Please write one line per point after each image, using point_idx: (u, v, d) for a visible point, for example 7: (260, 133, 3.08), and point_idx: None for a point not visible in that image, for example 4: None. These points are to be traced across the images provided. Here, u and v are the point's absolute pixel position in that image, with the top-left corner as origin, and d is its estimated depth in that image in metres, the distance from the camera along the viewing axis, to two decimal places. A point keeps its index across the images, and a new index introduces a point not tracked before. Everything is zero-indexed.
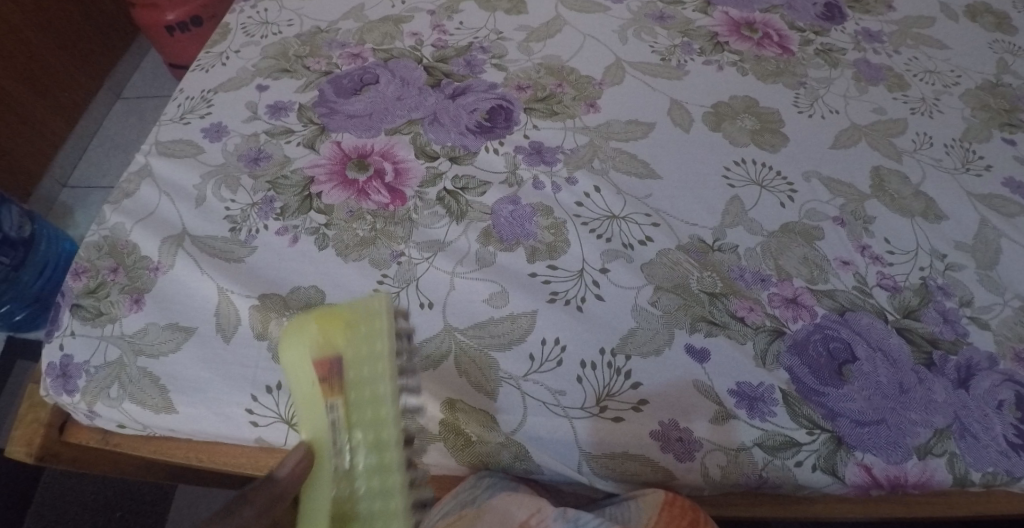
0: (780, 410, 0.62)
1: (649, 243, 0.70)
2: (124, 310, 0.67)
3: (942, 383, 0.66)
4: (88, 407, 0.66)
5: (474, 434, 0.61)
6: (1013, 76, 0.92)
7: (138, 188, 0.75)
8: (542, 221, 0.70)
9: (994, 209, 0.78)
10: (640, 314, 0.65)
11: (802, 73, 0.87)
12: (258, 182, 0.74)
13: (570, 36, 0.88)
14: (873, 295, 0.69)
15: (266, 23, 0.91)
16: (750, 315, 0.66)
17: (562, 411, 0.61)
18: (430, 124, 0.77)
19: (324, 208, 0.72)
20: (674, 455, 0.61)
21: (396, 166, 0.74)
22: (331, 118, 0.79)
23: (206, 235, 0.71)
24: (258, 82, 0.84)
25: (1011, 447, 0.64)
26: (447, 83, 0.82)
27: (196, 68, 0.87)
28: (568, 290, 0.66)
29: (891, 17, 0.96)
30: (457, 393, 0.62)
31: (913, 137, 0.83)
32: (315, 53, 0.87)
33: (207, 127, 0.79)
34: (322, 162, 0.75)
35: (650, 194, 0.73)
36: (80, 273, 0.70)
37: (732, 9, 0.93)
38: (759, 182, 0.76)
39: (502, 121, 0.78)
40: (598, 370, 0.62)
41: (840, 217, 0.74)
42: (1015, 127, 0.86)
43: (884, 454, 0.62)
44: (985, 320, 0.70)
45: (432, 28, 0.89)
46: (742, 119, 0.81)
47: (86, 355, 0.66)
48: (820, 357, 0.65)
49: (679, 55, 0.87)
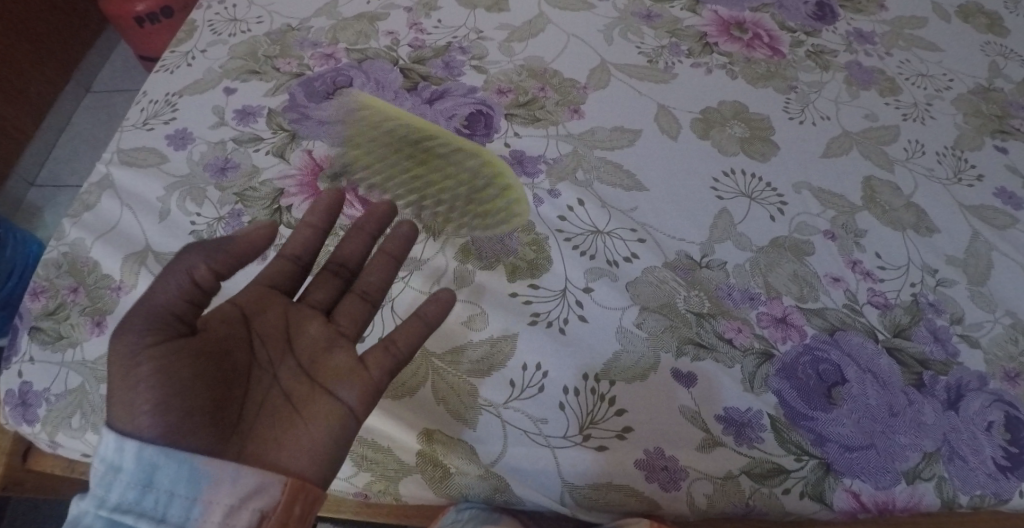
0: (767, 436, 0.60)
1: (635, 261, 0.67)
2: (85, 334, 0.63)
3: (931, 405, 0.64)
4: (49, 438, 0.62)
5: (453, 465, 0.59)
6: (1005, 80, 0.90)
7: (99, 200, 0.70)
8: (522, 237, 0.68)
9: (985, 221, 0.76)
10: (625, 336, 0.63)
11: (793, 76, 0.85)
12: (225, 194, 0.70)
13: (554, 36, 0.84)
14: (863, 313, 0.67)
15: (234, 20, 0.86)
16: (738, 336, 0.64)
17: (544, 441, 0.59)
18: (406, 132, 0.74)
19: (294, 223, 0.68)
20: (658, 484, 0.59)
21: (371, 178, 0.71)
22: (302, 124, 0.75)
23: (172, 252, 0.67)
24: (225, 84, 0.79)
25: (999, 469, 0.62)
26: (424, 87, 0.78)
27: (160, 69, 0.82)
28: (551, 311, 0.64)
29: (883, 17, 0.94)
30: (435, 422, 0.60)
31: (904, 145, 0.81)
32: (286, 53, 0.82)
33: (172, 134, 0.75)
34: (293, 172, 0.71)
35: (636, 206, 0.71)
36: (38, 293, 0.65)
37: (721, 8, 0.90)
38: (748, 194, 0.73)
39: (482, 129, 0.75)
40: (581, 396, 0.60)
41: (831, 231, 0.72)
42: (1007, 134, 0.84)
43: (874, 480, 0.60)
44: (976, 338, 0.68)
45: (409, 26, 0.85)
46: (732, 126, 0.78)
47: (45, 383, 0.62)
48: (810, 380, 0.63)
49: (667, 58, 0.84)
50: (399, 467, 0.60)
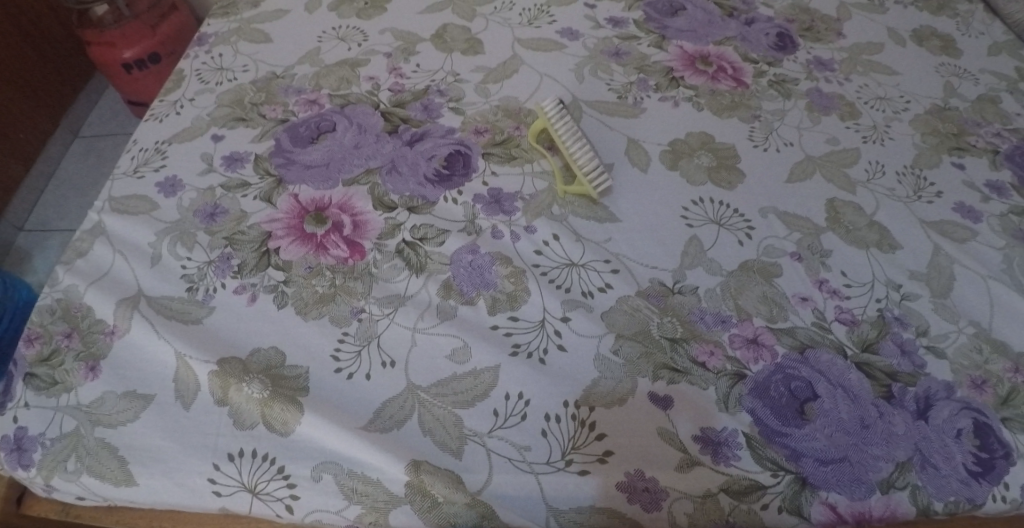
0: (744, 454, 0.63)
1: (609, 290, 0.71)
2: (79, 378, 0.65)
3: (902, 416, 0.66)
4: (44, 482, 0.63)
5: (440, 494, 0.61)
6: (960, 99, 0.93)
7: (91, 247, 0.73)
8: (501, 270, 0.71)
9: (946, 235, 0.79)
10: (603, 363, 0.67)
11: (757, 105, 0.89)
12: (215, 238, 0.73)
13: (528, 76, 0.88)
14: (831, 330, 0.70)
15: (221, 69, 0.90)
16: (711, 359, 0.68)
17: (528, 467, 0.62)
18: (388, 174, 0.77)
19: (282, 265, 0.71)
20: (641, 505, 0.61)
21: (355, 219, 0.74)
22: (288, 169, 0.78)
23: (163, 296, 0.69)
24: (213, 132, 0.82)
25: (970, 475, 0.65)
26: (405, 129, 0.82)
27: (149, 118, 0.85)
28: (531, 341, 0.67)
29: (841, 44, 0.98)
30: (423, 454, 0.62)
31: (865, 166, 0.84)
32: (271, 100, 0.86)
33: (162, 181, 0.78)
34: (280, 216, 0.74)
35: (610, 237, 0.74)
36: (33, 339, 0.68)
37: (686, 43, 0.94)
38: (716, 220, 0.77)
39: (461, 168, 0.78)
40: (563, 423, 0.63)
41: (797, 252, 0.75)
42: (964, 151, 0.87)
43: (849, 492, 0.63)
44: (941, 348, 0.71)
45: (388, 71, 0.89)
46: (699, 156, 0.82)
47: (41, 427, 0.64)
48: (782, 398, 0.66)
49: (636, 93, 0.88)
50: (388, 498, 0.61)
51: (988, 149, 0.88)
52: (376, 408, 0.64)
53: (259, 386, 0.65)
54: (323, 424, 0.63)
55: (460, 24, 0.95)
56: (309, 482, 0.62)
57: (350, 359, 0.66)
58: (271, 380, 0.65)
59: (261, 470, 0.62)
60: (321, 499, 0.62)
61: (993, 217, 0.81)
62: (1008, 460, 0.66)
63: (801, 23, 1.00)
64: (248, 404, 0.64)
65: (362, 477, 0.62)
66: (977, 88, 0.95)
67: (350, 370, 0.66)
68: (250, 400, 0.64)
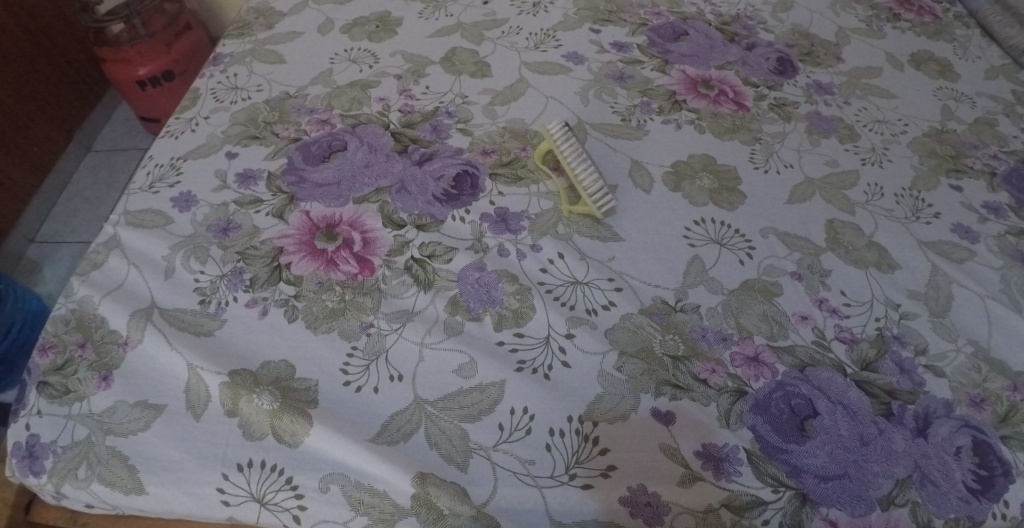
0: (745, 470, 0.64)
1: (612, 308, 0.73)
2: (92, 388, 0.67)
3: (901, 433, 0.67)
4: (54, 489, 0.64)
5: (446, 506, 0.62)
6: (958, 122, 0.95)
7: (107, 259, 0.75)
8: (506, 287, 0.73)
9: (944, 256, 0.80)
10: (606, 379, 0.68)
11: (758, 128, 0.91)
12: (228, 252, 0.75)
13: (533, 98, 0.91)
14: (831, 348, 0.72)
15: (236, 88, 0.93)
16: (712, 376, 0.69)
17: (531, 480, 0.63)
18: (398, 193, 0.80)
19: (293, 279, 0.73)
20: (643, 519, 0.62)
21: (364, 235, 0.76)
22: (300, 187, 0.80)
23: (176, 308, 0.71)
24: (228, 150, 0.85)
25: (971, 493, 0.65)
26: (414, 149, 0.84)
27: (165, 134, 0.87)
28: (535, 357, 0.69)
29: (840, 69, 1.00)
30: (429, 466, 0.63)
31: (864, 188, 0.86)
32: (284, 119, 0.88)
33: (177, 197, 0.80)
34: (291, 232, 0.76)
35: (613, 256, 0.76)
36: (47, 349, 0.69)
37: (689, 68, 0.97)
38: (718, 240, 0.78)
39: (468, 189, 0.81)
40: (567, 437, 0.65)
41: (797, 272, 0.77)
42: (961, 173, 0.89)
43: (849, 508, 0.64)
44: (940, 367, 0.72)
45: (398, 93, 0.91)
46: (701, 178, 0.84)
47: (52, 435, 0.65)
48: (782, 414, 0.67)
49: (639, 115, 0.90)
50: (395, 510, 0.62)
51: (985, 171, 0.89)
52: (385, 421, 0.65)
53: (270, 397, 0.66)
54: (332, 436, 0.64)
55: (469, 48, 0.98)
56: (316, 493, 0.63)
57: (359, 372, 0.68)
58: (282, 392, 0.66)
59: (270, 480, 0.63)
60: (328, 510, 0.63)
61: (991, 238, 0.82)
62: (1007, 478, 0.66)
63: (801, 48, 1.02)
64: (259, 416, 0.65)
65: (369, 489, 0.63)
66: (974, 111, 0.96)
67: (358, 383, 0.67)
68: (261, 412, 0.66)
